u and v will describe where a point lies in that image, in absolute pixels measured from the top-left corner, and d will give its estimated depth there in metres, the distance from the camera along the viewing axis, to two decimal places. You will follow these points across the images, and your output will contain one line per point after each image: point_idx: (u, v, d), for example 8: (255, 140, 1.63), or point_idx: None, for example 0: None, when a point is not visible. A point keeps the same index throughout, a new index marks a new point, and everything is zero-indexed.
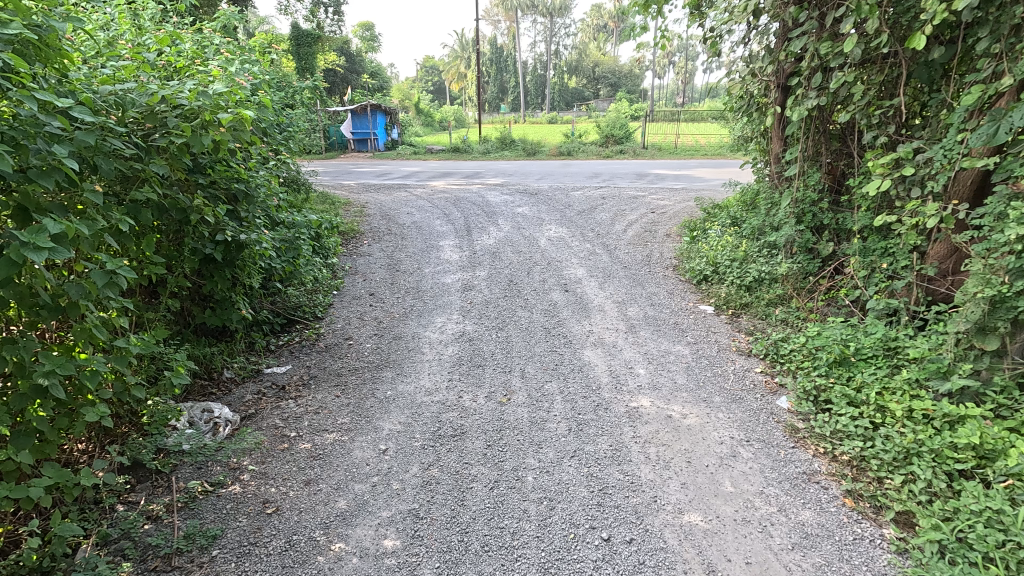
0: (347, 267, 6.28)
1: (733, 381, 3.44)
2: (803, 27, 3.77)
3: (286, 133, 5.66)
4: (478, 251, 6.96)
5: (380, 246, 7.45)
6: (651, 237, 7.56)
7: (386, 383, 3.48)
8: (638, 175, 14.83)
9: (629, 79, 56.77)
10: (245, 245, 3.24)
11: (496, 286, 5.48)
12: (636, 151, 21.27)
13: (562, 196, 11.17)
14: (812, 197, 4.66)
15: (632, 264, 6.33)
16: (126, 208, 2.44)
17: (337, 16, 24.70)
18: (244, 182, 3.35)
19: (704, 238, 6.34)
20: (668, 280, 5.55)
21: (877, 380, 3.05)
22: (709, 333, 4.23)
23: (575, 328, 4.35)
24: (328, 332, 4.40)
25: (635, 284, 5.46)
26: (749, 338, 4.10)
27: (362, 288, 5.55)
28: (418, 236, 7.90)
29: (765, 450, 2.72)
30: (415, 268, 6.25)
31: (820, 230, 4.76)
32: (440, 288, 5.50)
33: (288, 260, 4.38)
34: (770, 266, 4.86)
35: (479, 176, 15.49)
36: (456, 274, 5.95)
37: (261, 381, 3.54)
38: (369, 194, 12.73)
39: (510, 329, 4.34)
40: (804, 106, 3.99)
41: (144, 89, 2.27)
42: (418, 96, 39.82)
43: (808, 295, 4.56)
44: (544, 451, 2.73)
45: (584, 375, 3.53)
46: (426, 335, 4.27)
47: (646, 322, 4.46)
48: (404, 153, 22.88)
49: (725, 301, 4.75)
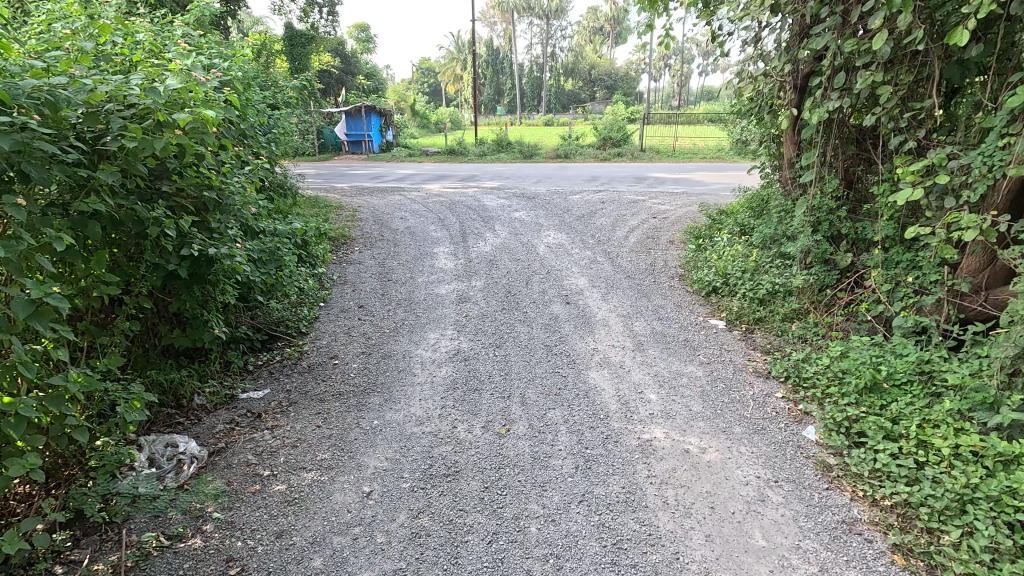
0: (336, 277, 5.97)
1: (753, 408, 3.15)
2: (825, 23, 3.49)
3: (270, 136, 5.34)
4: (474, 259, 6.66)
5: (371, 253, 7.14)
6: (654, 244, 7.28)
7: (373, 411, 3.17)
8: (637, 178, 14.56)
9: (626, 81, 56.65)
10: (216, 260, 2.92)
11: (493, 298, 5.18)
12: (634, 154, 21.02)
13: (561, 200, 10.89)
14: (830, 205, 4.38)
15: (635, 273, 6.05)
16: (70, 220, 2.14)
17: (331, 16, 24.40)
18: (215, 189, 3.04)
19: (710, 246, 6.06)
20: (674, 291, 5.27)
21: (915, 411, 2.77)
22: (722, 351, 3.94)
23: (578, 346, 4.05)
24: (313, 350, 4.08)
25: (639, 296, 5.17)
26: (766, 357, 3.82)
27: (351, 300, 5.24)
28: (412, 243, 7.59)
29: (797, 493, 2.43)
30: (407, 277, 5.94)
31: (837, 240, 4.48)
32: (434, 300, 5.19)
33: (270, 272, 4.07)
34: (784, 277, 4.57)
35: (475, 179, 15.19)
36: (451, 284, 5.65)
37: (235, 408, 3.22)
38: (362, 198, 12.42)
39: (509, 347, 4.04)
40: (825, 108, 3.72)
41: (81, 85, 1.96)
42: (413, 98, 39.55)
43: (827, 309, 4.28)
44: (549, 494, 2.43)
45: (590, 402, 3.23)
46: (418, 354, 3.96)
47: (654, 339, 4.17)
48: (399, 155, 22.56)
49: (737, 315, 4.47)
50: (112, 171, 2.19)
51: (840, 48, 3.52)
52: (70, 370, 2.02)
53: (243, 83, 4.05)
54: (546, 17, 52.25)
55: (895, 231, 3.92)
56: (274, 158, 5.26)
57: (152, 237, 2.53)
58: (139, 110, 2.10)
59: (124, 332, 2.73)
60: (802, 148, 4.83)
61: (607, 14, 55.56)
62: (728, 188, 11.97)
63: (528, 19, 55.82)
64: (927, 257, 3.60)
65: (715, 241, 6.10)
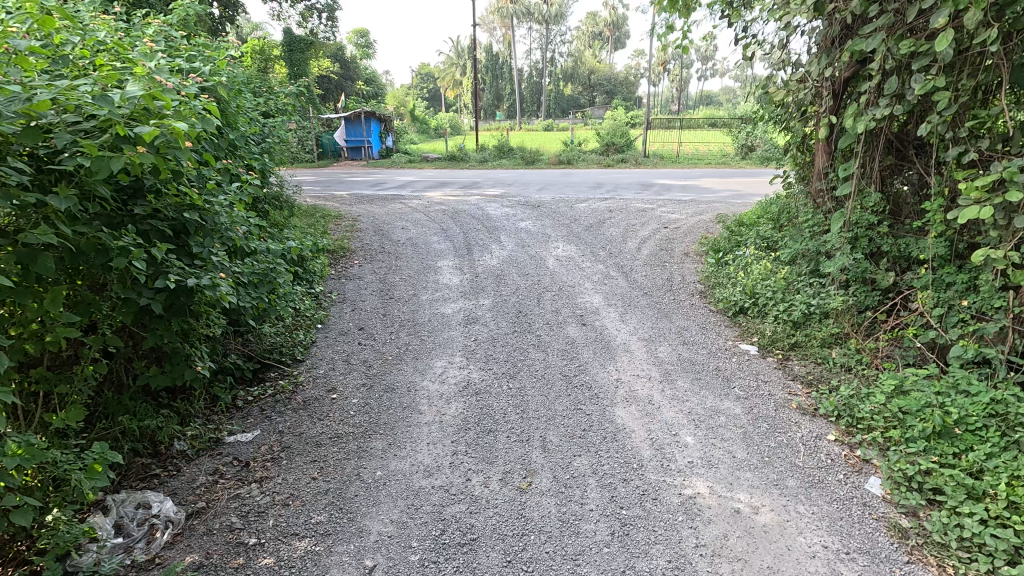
0: (334, 295, 5.61)
1: (805, 454, 2.79)
2: (875, 24, 3.16)
3: (265, 146, 5.00)
4: (481, 273, 6.31)
5: (372, 267, 6.78)
6: (669, 257, 6.94)
7: (375, 459, 2.81)
8: (644, 184, 14.23)
9: (626, 86, 56.52)
10: (197, 291, 2.57)
11: (502, 319, 4.83)
12: (637, 160, 20.72)
13: (567, 209, 10.55)
14: (871, 220, 4.04)
15: (653, 289, 5.70)
16: (15, 255, 1.80)
17: (330, 22, 24.20)
18: (197, 210, 2.69)
19: (732, 261, 5.71)
20: (696, 311, 4.92)
21: (998, 463, 2.41)
22: (758, 382, 3.58)
23: (599, 377, 3.69)
24: (309, 382, 3.72)
25: (660, 316, 4.81)
26: (808, 390, 3.46)
27: (351, 321, 4.88)
28: (414, 255, 7.25)
29: (874, 570, 2.07)
30: (410, 295, 5.59)
31: (877, 257, 4.14)
32: (439, 321, 4.83)
33: (262, 296, 3.72)
34: (819, 299, 4.22)
35: (476, 186, 14.87)
36: (457, 303, 5.29)
37: (220, 455, 2.86)
38: (361, 206, 12.07)
39: (523, 377, 3.69)
40: (872, 117, 3.38)
41: (18, 94, 1.61)
42: (413, 103, 39.29)
43: (869, 334, 3.93)
44: (583, 571, 2.07)
45: (619, 447, 2.87)
46: (424, 386, 3.60)
47: (681, 367, 3.82)
48: (399, 162, 22.24)
49: (769, 340, 4.11)
50: (68, 196, 1.86)
51: (892, 51, 3.19)
52: (8, 440, 1.70)
53: (232, 91, 3.71)
54: (546, 22, 52.17)
55: (947, 251, 3.57)
56: (267, 169, 4.92)
57: (120, 270, 2.19)
58: (98, 122, 1.76)
59: (90, 377, 2.37)
60: (836, 158, 4.51)
61: (606, 19, 55.51)
62: (738, 196, 11.66)
63: (528, 24, 55.72)
64: (989, 280, 3.25)
65: (736, 256, 5.75)
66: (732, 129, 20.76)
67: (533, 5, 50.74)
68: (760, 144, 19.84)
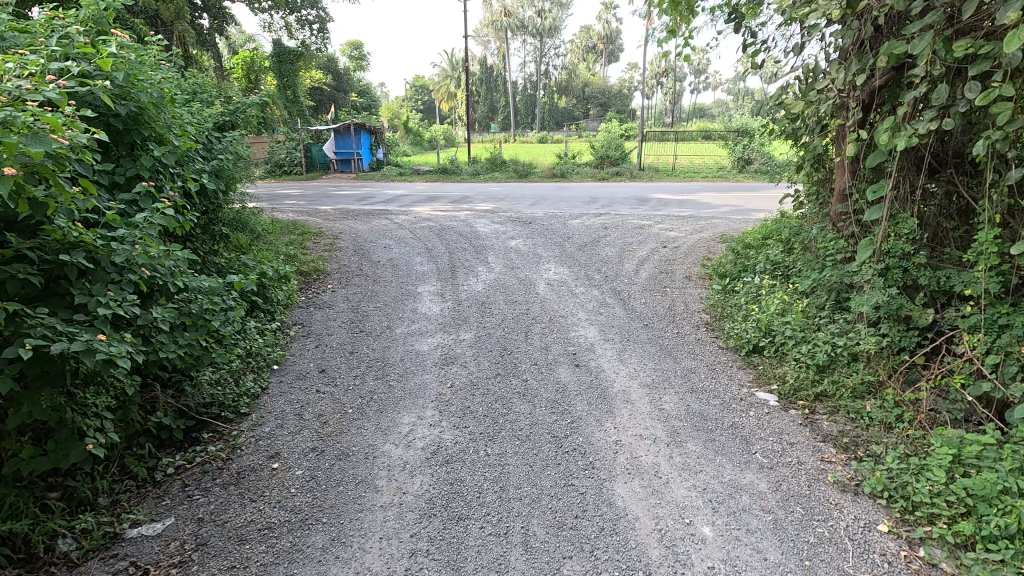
0: (299, 328, 5.02)
1: (854, 554, 2.21)
2: (919, 23, 2.66)
3: (217, 162, 4.45)
4: (464, 301, 5.75)
5: (346, 293, 6.19)
6: (669, 281, 6.40)
7: (311, 565, 2.20)
8: (639, 199, 13.78)
9: (620, 99, 56.59)
10: (70, 357, 1.98)
11: (484, 358, 4.25)
12: (633, 173, 20.34)
13: (560, 226, 10.04)
14: (906, 250, 3.51)
15: (653, 319, 5.15)
16: None
17: (321, 34, 23.90)
18: (79, 250, 2.12)
19: (741, 289, 5.17)
20: (704, 348, 4.35)
21: None
22: (784, 445, 3.01)
23: (595, 438, 3.10)
24: (248, 445, 3.11)
25: (663, 355, 4.25)
26: (843, 456, 2.90)
27: (312, 362, 4.27)
28: (394, 279, 6.69)
29: None
30: (384, 327, 5.01)
31: (913, 292, 3.60)
32: (411, 361, 4.24)
33: (195, 342, 3.13)
34: (846, 338, 3.68)
35: (466, 200, 14.34)
36: (435, 338, 4.71)
37: (113, 560, 2.25)
38: (344, 222, 11.52)
39: (504, 438, 3.10)
40: (914, 132, 2.86)
41: None
42: (406, 115, 39.08)
43: (906, 381, 3.38)
44: None
45: (621, 544, 2.28)
46: (385, 452, 3.00)
47: (690, 423, 3.25)
48: (389, 174, 21.75)
49: (791, 388, 3.55)
50: None
51: (941, 54, 2.68)
52: None
53: (161, 99, 3.15)
54: (540, 36, 52.30)
55: (1001, 288, 3.04)
56: (219, 189, 4.35)
57: None
58: None
59: None
60: (861, 177, 3.99)
61: (600, 33, 55.76)
62: (738, 211, 11.21)
63: (522, 37, 55.85)
64: None
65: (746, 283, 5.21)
66: (729, 141, 20.44)
67: (527, 19, 50.91)
68: (758, 158, 19.55)
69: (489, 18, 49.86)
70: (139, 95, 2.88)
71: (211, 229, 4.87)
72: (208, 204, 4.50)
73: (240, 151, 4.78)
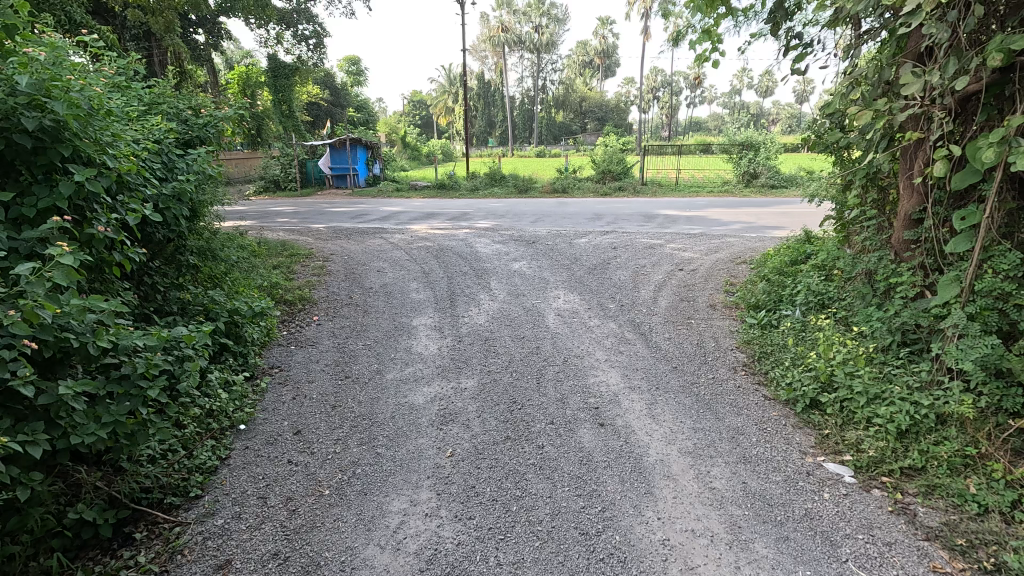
0: (275, 373, 4.35)
1: None
2: None
3: (177, 183, 3.85)
4: (466, 337, 5.10)
5: (332, 327, 5.52)
6: (693, 311, 5.78)
7: None
8: (647, 215, 13.27)
9: (619, 113, 56.67)
10: None
11: (489, 415, 3.59)
12: (635, 188, 19.84)
13: (565, 245, 9.43)
14: (1005, 290, 2.88)
15: (681, 360, 4.51)
16: None
17: (317, 48, 23.64)
18: None
19: (782, 326, 4.53)
20: (749, 400, 3.70)
21: None
22: (878, 548, 2.34)
23: (635, 537, 2.44)
24: (192, 549, 2.44)
25: (701, 410, 3.60)
26: (959, 564, 2.24)
27: (286, 420, 3.60)
28: (388, 309, 6.06)
29: None
30: (374, 372, 4.35)
31: (1012, 338, 2.95)
32: (404, 419, 3.58)
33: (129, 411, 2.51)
34: (931, 396, 3.03)
35: (466, 217, 13.81)
36: (431, 387, 4.05)
37: None
38: (337, 241, 10.97)
39: (519, 538, 2.44)
40: None
41: None
42: (404, 130, 38.91)
43: (1017, 454, 2.72)
44: None
45: None
46: (366, 561, 2.33)
47: (752, 512, 2.59)
48: (385, 190, 21.22)
49: (870, 460, 2.89)
50: None
51: None
52: None
53: (92, 111, 2.57)
54: (538, 50, 52.55)
55: None
56: (179, 214, 3.79)
57: None
58: None
59: None
60: (937, 200, 3.37)
61: (597, 48, 56.01)
62: (751, 230, 10.65)
63: (519, 52, 56.10)
64: None
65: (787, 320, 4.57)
66: (733, 155, 20.00)
67: (524, 34, 51.27)
68: (765, 172, 19.17)
69: (487, 33, 49.99)
70: (53, 106, 2.29)
71: (173, 259, 4.24)
72: (166, 231, 3.88)
73: (209, 170, 4.17)
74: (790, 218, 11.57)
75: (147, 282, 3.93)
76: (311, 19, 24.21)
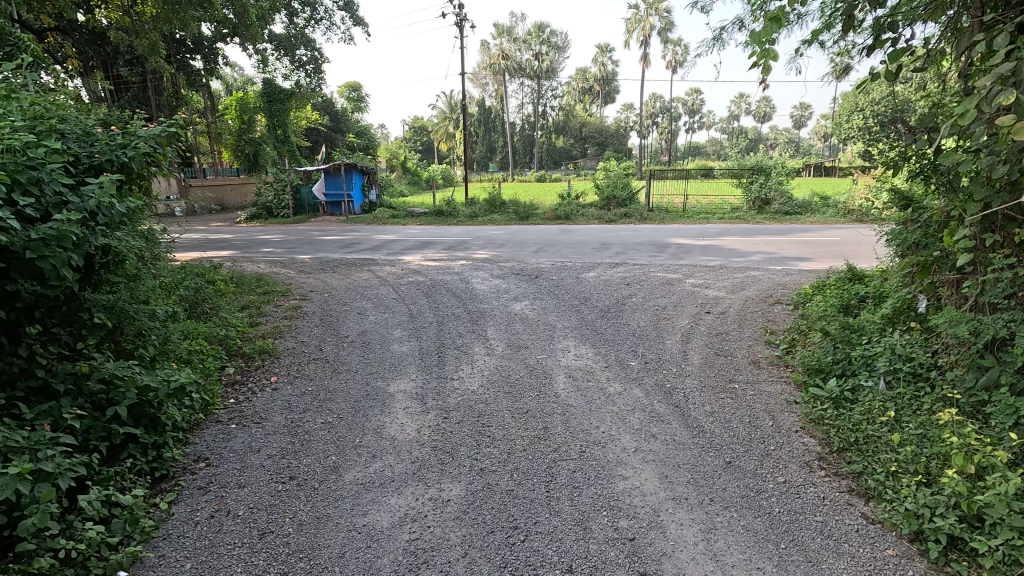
0: (197, 473, 3.28)
1: None
2: None
3: (61, 220, 2.87)
4: (454, 410, 4.04)
5: (290, 394, 4.45)
6: (733, 371, 4.72)
7: None
8: (657, 244, 12.32)
9: (619, 138, 56.89)
10: None
11: (480, 554, 2.51)
12: (642, 214, 18.95)
13: (572, 281, 8.41)
14: None
15: (735, 449, 3.43)
16: None
17: (313, 73, 23.14)
18: None
19: (870, 410, 3.45)
20: (849, 528, 2.62)
21: None
22: None
23: None
24: None
25: (783, 546, 2.52)
26: None
27: (190, 561, 2.52)
28: (362, 367, 5.00)
29: None
30: (330, 469, 3.28)
31: None
32: (358, 561, 2.50)
33: None
34: None
35: (463, 246, 12.88)
36: (402, 498, 2.97)
37: None
38: (321, 275, 10.00)
39: None
40: None
41: None
42: (404, 155, 38.49)
43: None
44: None
45: None
46: None
47: None
48: (380, 217, 20.36)
49: None
50: None
51: None
52: None
53: None
54: (538, 76, 52.72)
55: None
56: (62, 264, 2.78)
57: None
58: None
59: None
60: None
61: (597, 74, 56.06)
62: (776, 262, 9.65)
63: (519, 79, 56.33)
64: None
65: (874, 402, 3.49)
66: (743, 180, 19.14)
67: (524, 62, 51.62)
68: (777, 198, 18.38)
69: (487, 60, 50.19)
70: None
71: (73, 317, 3.24)
72: (51, 286, 2.92)
73: (113, 203, 3.19)
74: (816, 249, 10.58)
75: (21, 355, 2.91)
76: (308, 43, 23.73)
